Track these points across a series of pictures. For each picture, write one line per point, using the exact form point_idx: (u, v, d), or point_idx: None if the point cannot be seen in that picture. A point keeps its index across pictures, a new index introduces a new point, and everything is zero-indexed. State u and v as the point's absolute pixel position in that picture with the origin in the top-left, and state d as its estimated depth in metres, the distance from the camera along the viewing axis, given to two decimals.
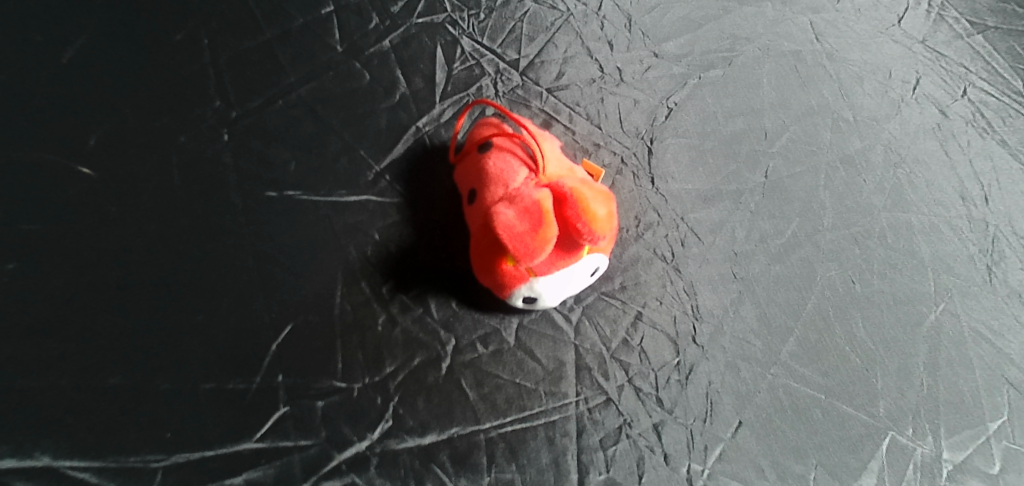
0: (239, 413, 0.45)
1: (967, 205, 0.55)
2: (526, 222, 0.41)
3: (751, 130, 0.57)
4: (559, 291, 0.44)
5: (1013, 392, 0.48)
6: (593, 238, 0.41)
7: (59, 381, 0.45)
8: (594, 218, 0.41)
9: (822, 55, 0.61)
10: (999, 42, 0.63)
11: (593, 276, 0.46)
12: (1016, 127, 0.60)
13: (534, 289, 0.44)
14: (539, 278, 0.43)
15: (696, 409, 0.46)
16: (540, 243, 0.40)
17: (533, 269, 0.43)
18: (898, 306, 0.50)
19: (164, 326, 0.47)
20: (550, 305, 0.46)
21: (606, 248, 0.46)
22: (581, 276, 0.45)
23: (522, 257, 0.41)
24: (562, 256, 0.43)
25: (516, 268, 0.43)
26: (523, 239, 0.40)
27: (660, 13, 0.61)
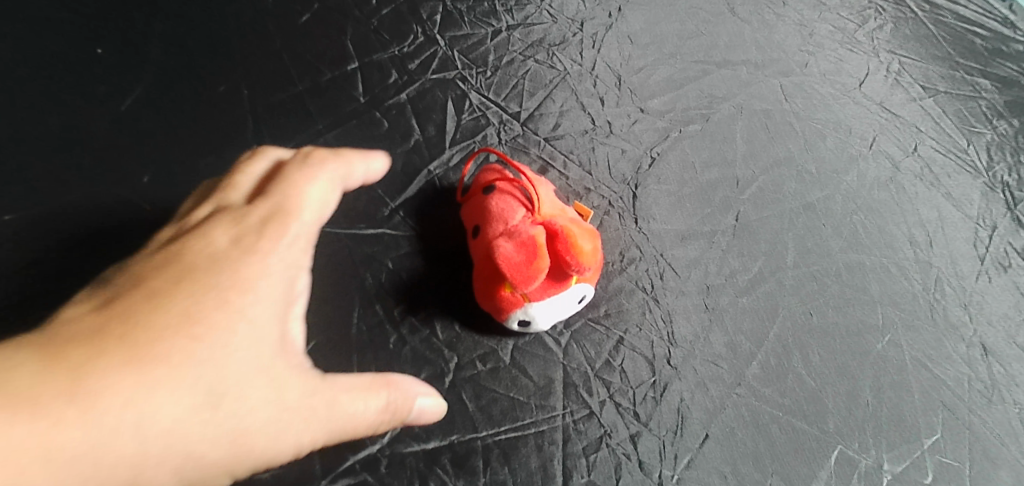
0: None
1: (914, 249, 0.62)
2: (523, 254, 0.48)
3: (724, 179, 0.65)
4: (551, 315, 0.51)
5: (948, 414, 0.54)
6: (580, 269, 0.48)
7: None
8: (581, 252, 0.48)
9: (790, 113, 0.70)
10: (948, 105, 0.73)
11: (580, 303, 0.53)
12: (961, 182, 0.67)
13: (528, 313, 0.51)
14: (533, 303, 0.50)
15: (669, 422, 0.52)
16: (534, 272, 0.48)
17: (527, 296, 0.50)
18: (849, 337, 0.56)
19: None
20: (542, 328, 0.53)
21: (592, 279, 0.53)
22: (568, 302, 0.51)
23: (518, 284, 0.48)
24: (553, 284, 0.50)
25: (513, 294, 0.50)
26: (520, 269, 0.47)
27: (646, 74, 0.71)
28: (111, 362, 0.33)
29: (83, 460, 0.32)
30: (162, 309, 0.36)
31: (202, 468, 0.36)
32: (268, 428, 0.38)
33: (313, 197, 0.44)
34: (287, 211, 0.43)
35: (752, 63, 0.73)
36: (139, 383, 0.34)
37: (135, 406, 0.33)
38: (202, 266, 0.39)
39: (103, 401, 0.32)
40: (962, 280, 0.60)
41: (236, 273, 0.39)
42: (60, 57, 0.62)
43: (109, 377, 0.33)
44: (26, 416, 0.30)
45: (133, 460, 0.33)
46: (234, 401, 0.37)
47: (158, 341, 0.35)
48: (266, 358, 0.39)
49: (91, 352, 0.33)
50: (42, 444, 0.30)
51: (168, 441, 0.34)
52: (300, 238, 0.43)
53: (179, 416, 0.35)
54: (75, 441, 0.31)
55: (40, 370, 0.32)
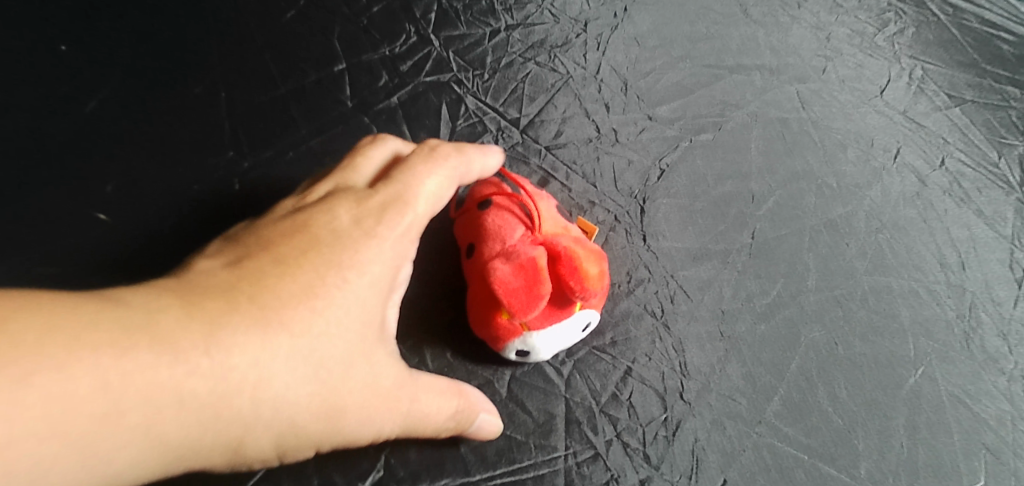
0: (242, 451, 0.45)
1: (945, 271, 0.57)
2: (521, 278, 0.43)
3: (739, 193, 0.60)
4: (552, 345, 0.46)
5: (990, 457, 0.49)
6: (584, 295, 0.43)
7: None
8: (586, 275, 0.43)
9: (808, 122, 0.66)
10: (976, 115, 0.68)
11: (584, 331, 0.48)
12: (993, 198, 0.62)
13: (527, 343, 0.46)
14: (533, 332, 0.45)
15: (682, 466, 0.47)
16: (534, 298, 0.43)
17: (527, 324, 0.45)
18: (878, 369, 0.52)
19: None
20: (543, 358, 0.48)
21: (598, 304, 0.48)
22: (572, 330, 0.46)
23: (516, 312, 0.43)
24: (554, 311, 0.45)
25: (510, 322, 0.45)
26: (518, 295, 0.43)
27: (654, 79, 0.66)
28: (245, 320, 0.36)
29: (208, 408, 0.34)
30: (290, 280, 0.38)
31: (299, 435, 0.38)
32: (360, 408, 0.40)
33: (432, 187, 0.45)
34: (405, 199, 0.44)
35: (766, 69, 0.69)
36: (266, 344, 0.36)
37: (258, 364, 0.36)
38: (326, 243, 0.41)
39: (232, 357, 0.34)
40: (998, 307, 0.56)
41: (354, 255, 0.41)
42: (19, 55, 0.57)
43: (240, 334, 0.35)
44: (170, 357, 0.33)
45: (248, 414, 0.36)
46: (338, 378, 0.39)
47: (283, 310, 0.37)
48: (369, 340, 0.41)
49: (228, 309, 0.35)
50: (181, 384, 0.33)
51: (278, 402, 0.36)
52: (411, 229, 0.44)
53: (292, 380, 0.37)
54: (203, 389, 0.33)
55: (184, 319, 0.34)
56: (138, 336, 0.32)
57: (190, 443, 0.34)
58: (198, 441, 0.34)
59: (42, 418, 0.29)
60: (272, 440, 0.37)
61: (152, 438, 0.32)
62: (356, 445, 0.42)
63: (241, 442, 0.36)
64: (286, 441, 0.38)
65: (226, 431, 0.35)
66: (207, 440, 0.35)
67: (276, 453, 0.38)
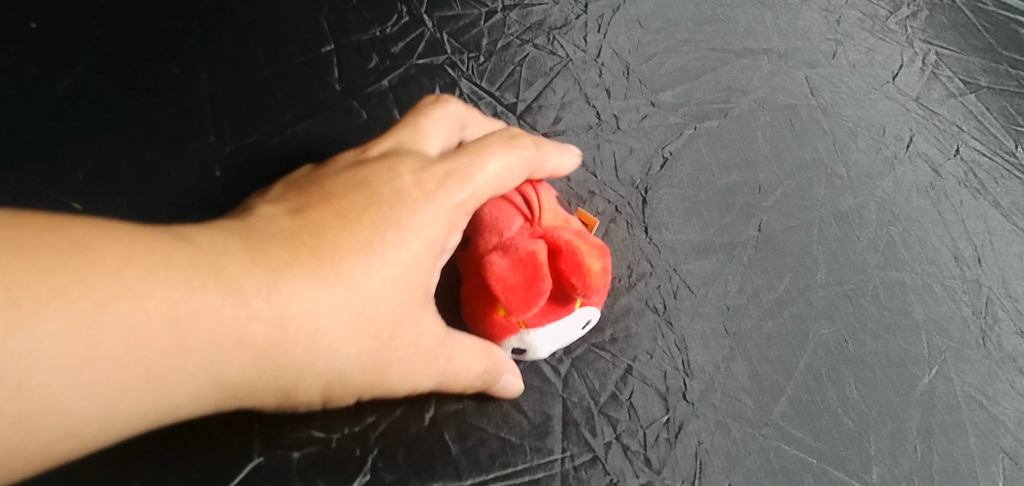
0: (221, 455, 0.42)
1: (960, 265, 0.55)
2: (520, 274, 0.40)
3: (745, 183, 0.57)
4: (550, 343, 0.44)
5: (1009, 462, 0.45)
6: (586, 293, 0.41)
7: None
8: (588, 271, 0.41)
9: (817, 109, 0.63)
10: (991, 103, 0.66)
11: (583, 330, 0.46)
12: (1009, 189, 0.60)
13: (523, 341, 0.43)
14: (530, 330, 0.43)
15: (685, 470, 0.44)
16: (533, 295, 0.40)
17: (524, 321, 0.43)
18: (890, 368, 0.49)
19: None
20: (541, 357, 0.45)
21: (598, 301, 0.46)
22: (571, 329, 0.44)
23: (513, 309, 0.41)
24: (553, 309, 0.43)
25: (507, 319, 0.43)
26: (516, 291, 0.40)
27: (658, 63, 0.63)
28: (306, 268, 0.35)
29: (265, 353, 0.33)
30: (351, 233, 0.37)
31: (347, 387, 0.37)
32: (408, 367, 0.38)
33: (495, 167, 0.43)
34: (465, 172, 0.42)
35: (775, 54, 0.66)
36: (326, 295, 0.35)
37: (317, 314, 0.34)
38: (386, 200, 0.39)
39: (290, 305, 0.34)
40: (1016, 302, 0.53)
41: (415, 215, 0.39)
42: None
43: (300, 282, 0.34)
44: (233, 299, 0.32)
45: (301, 363, 0.34)
46: (391, 336, 0.37)
47: (342, 264, 0.36)
48: (425, 302, 0.39)
49: (289, 257, 0.35)
50: (242, 326, 0.32)
51: (331, 354, 0.35)
52: (473, 200, 0.42)
53: (345, 334, 0.36)
54: (261, 334, 0.33)
55: (247, 263, 0.33)
56: (204, 276, 0.31)
57: (242, 386, 0.33)
58: (251, 384, 0.33)
59: (110, 348, 0.28)
60: (320, 391, 0.36)
61: (209, 379, 0.31)
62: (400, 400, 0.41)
63: (291, 389, 0.35)
64: (334, 392, 0.37)
65: (278, 378, 0.34)
66: (259, 384, 0.34)
67: (323, 403, 0.37)
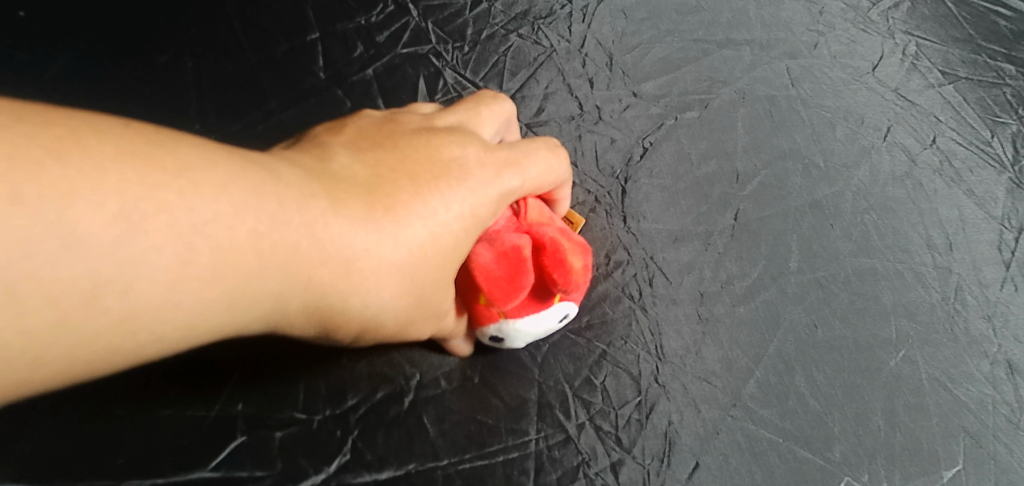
0: (204, 435, 0.44)
1: (931, 253, 0.56)
2: (504, 268, 0.41)
3: (722, 173, 0.58)
4: (527, 334, 0.45)
5: (970, 441, 0.47)
6: (567, 289, 0.42)
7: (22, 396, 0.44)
8: (573, 271, 0.42)
9: (796, 100, 0.64)
10: (970, 93, 0.67)
11: (561, 323, 0.47)
12: (984, 178, 0.61)
13: (502, 331, 0.44)
14: (510, 321, 0.44)
15: (654, 450, 0.45)
16: (515, 289, 0.41)
17: (504, 312, 0.44)
18: (859, 353, 0.50)
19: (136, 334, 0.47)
20: (517, 346, 0.47)
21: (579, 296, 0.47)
22: (551, 321, 0.45)
23: (495, 300, 0.42)
24: (534, 301, 0.44)
25: (488, 308, 0.44)
26: (499, 283, 0.41)
27: (640, 54, 0.64)
28: (379, 220, 0.36)
29: (324, 294, 0.35)
30: (424, 196, 0.38)
31: (379, 334, 0.39)
32: (433, 320, 0.41)
33: (541, 167, 0.45)
34: (520, 162, 0.43)
35: (756, 44, 0.67)
36: (394, 250, 0.36)
37: (382, 266, 0.36)
38: (455, 174, 0.40)
39: (359, 258, 0.35)
40: (985, 289, 0.54)
41: (477, 190, 0.40)
42: None
43: (374, 233, 0.35)
44: (311, 242, 0.33)
45: (352, 307, 0.36)
46: (431, 295, 0.39)
47: (411, 226, 0.37)
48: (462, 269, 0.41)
49: (367, 210, 0.35)
50: (312, 268, 0.33)
51: (381, 304, 0.37)
52: (522, 185, 0.43)
53: (397, 291, 0.37)
54: (324, 281, 0.34)
55: (328, 210, 0.34)
56: (290, 216, 0.32)
57: (289, 320, 0.35)
58: (301, 317, 0.35)
59: (203, 274, 0.29)
60: (357, 334, 0.38)
61: (269, 310, 0.33)
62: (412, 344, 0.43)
63: (332, 328, 0.37)
64: (370, 337, 0.39)
65: (327, 317, 0.36)
66: (304, 319, 0.35)
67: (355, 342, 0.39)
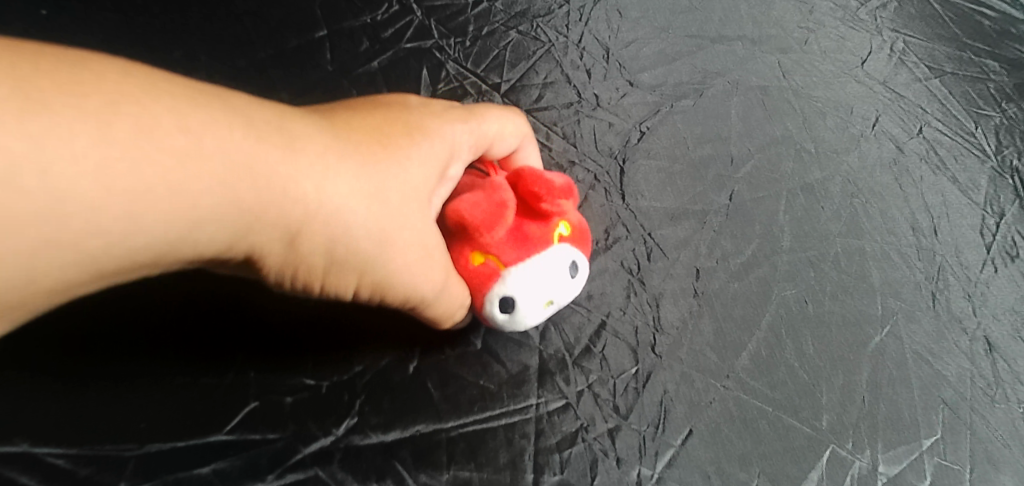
0: (212, 398, 0.45)
1: (916, 235, 0.58)
2: (481, 194, 0.42)
3: (718, 156, 0.60)
4: (537, 279, 0.42)
5: (948, 411, 0.49)
6: (550, 199, 0.43)
7: (23, 369, 0.45)
8: (547, 179, 0.44)
9: (788, 91, 0.66)
10: (954, 87, 0.70)
11: (576, 278, 0.44)
12: (967, 166, 0.63)
13: (509, 281, 0.42)
14: (512, 267, 0.42)
15: (650, 416, 0.47)
16: (498, 206, 0.41)
17: (501, 259, 0.42)
18: (846, 327, 0.52)
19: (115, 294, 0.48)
20: (538, 309, 0.43)
21: (579, 246, 0.46)
22: (559, 262, 0.43)
23: (483, 227, 0.41)
24: (529, 237, 0.43)
25: (484, 263, 0.43)
26: (481, 206, 0.41)
27: (637, 47, 0.66)
28: (315, 130, 0.37)
29: (274, 182, 0.34)
30: (362, 124, 0.40)
31: (354, 252, 0.38)
32: (414, 243, 0.40)
33: (496, 113, 0.48)
34: (468, 110, 0.47)
35: (749, 40, 0.69)
36: (341, 158, 0.37)
37: (327, 159, 0.36)
38: (395, 113, 0.43)
39: (300, 147, 0.35)
40: (966, 270, 0.56)
41: (417, 121, 0.43)
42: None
43: (309, 129, 0.36)
44: (246, 127, 0.34)
45: (310, 203, 0.35)
46: (399, 212, 0.39)
47: (352, 141, 0.38)
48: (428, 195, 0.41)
49: (306, 124, 0.37)
50: (253, 151, 0.33)
51: (341, 203, 0.36)
52: (478, 135, 0.45)
53: (357, 198, 0.37)
54: (274, 170, 0.34)
55: (261, 110, 0.35)
56: (219, 108, 0.33)
57: (251, 219, 0.34)
58: (261, 212, 0.34)
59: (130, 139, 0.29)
60: (329, 249, 0.37)
61: (220, 195, 0.32)
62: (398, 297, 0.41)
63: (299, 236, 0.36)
64: (347, 255, 0.38)
65: (289, 218, 0.35)
66: (267, 219, 0.35)
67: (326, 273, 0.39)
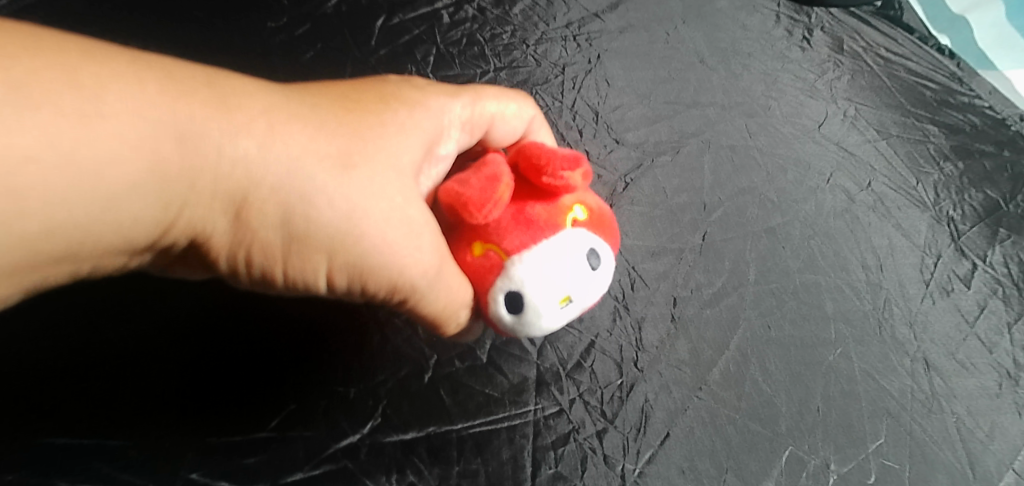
0: (232, 402, 0.52)
1: (866, 271, 0.67)
2: (479, 174, 0.44)
3: (693, 203, 0.70)
4: (542, 266, 0.43)
5: (891, 420, 0.56)
6: (550, 176, 0.44)
7: (89, 384, 0.51)
8: (548, 155, 0.45)
9: (754, 149, 0.77)
10: (899, 147, 0.80)
11: (590, 266, 0.44)
12: (910, 215, 0.73)
13: (515, 269, 0.43)
14: (517, 254, 0.43)
15: (632, 420, 0.54)
16: (494, 184, 0.43)
17: (504, 246, 0.44)
18: (804, 348, 0.60)
19: (152, 317, 0.54)
20: (548, 301, 0.43)
21: (592, 230, 0.46)
22: (567, 248, 0.43)
23: (478, 204, 0.42)
24: (532, 223, 0.44)
25: (490, 250, 0.44)
26: (477, 184, 0.43)
27: (623, 111, 0.77)
28: (262, 98, 0.40)
29: (205, 147, 0.36)
30: (312, 98, 0.43)
31: (312, 218, 0.40)
32: (381, 215, 0.42)
33: (495, 96, 0.52)
34: (474, 92, 0.51)
35: (720, 106, 0.80)
36: (290, 126, 0.40)
37: (265, 124, 0.39)
38: (350, 92, 0.45)
39: (235, 109, 0.38)
40: (908, 302, 0.65)
41: (377, 102, 0.45)
42: None
43: (247, 95, 0.39)
44: (162, 85, 0.35)
45: (249, 168, 0.38)
46: (356, 179, 0.41)
47: (296, 110, 0.41)
48: (394, 167, 0.43)
49: (254, 93, 0.39)
50: (180, 112, 0.35)
51: (288, 169, 0.39)
52: (473, 114, 0.51)
53: (306, 163, 0.39)
54: (209, 135, 0.36)
55: (188, 71, 0.37)
56: (130, 68, 0.34)
57: (190, 187, 0.37)
58: (198, 176, 0.36)
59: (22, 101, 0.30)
60: (281, 222, 0.40)
61: (146, 160, 0.34)
62: (376, 269, 0.43)
63: (246, 208, 0.39)
64: (298, 226, 0.40)
65: (232, 180, 0.38)
66: (207, 187, 0.37)
67: (288, 242, 0.41)
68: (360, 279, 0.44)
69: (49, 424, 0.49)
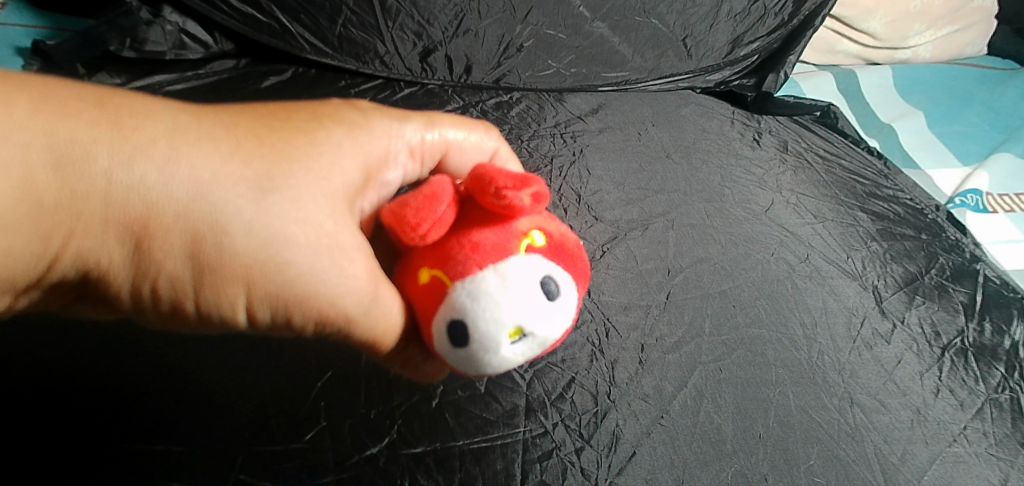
0: (258, 420, 0.61)
1: (803, 327, 0.80)
2: (426, 195, 0.48)
3: (658, 269, 0.84)
4: (493, 293, 0.45)
5: (818, 446, 0.68)
6: (497, 197, 0.48)
7: (150, 403, 0.60)
8: (498, 178, 0.49)
9: (710, 227, 0.92)
10: (833, 229, 0.96)
11: (543, 297, 0.46)
12: (841, 283, 0.87)
13: (462, 293, 0.46)
14: (461, 277, 0.46)
15: (605, 441, 0.65)
16: (435, 204, 0.47)
17: (449, 266, 0.47)
18: (750, 386, 0.72)
19: (200, 354, 0.65)
20: (496, 329, 0.45)
21: (546, 255, 0.49)
22: (518, 275, 0.46)
23: (419, 221, 0.47)
24: (479, 245, 0.47)
25: (434, 270, 0.48)
26: (421, 203, 0.47)
27: (600, 196, 0.93)
28: (166, 124, 0.42)
29: (90, 173, 0.39)
30: (226, 122, 0.45)
31: (221, 245, 0.43)
32: (302, 240, 0.45)
33: (455, 133, 0.59)
34: (429, 123, 0.57)
35: (682, 192, 0.97)
36: (196, 150, 0.42)
37: (167, 149, 0.41)
38: (267, 119, 0.48)
39: (130, 131, 0.40)
40: (838, 352, 0.78)
41: (311, 128, 0.49)
42: None
43: (149, 122, 0.42)
44: (44, 110, 0.38)
45: (148, 193, 0.40)
46: (269, 207, 0.44)
47: (205, 135, 0.43)
48: (324, 193, 0.47)
49: (156, 119, 0.42)
50: (71, 140, 0.38)
51: (189, 194, 0.41)
52: (424, 142, 0.57)
53: (212, 188, 0.42)
54: (96, 159, 0.39)
55: (76, 95, 0.40)
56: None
57: (77, 217, 0.39)
58: (87, 202, 0.39)
59: None
60: (187, 252, 0.42)
61: (23, 188, 0.36)
62: (293, 297, 0.46)
63: (145, 239, 0.41)
64: (205, 256, 0.43)
65: (129, 208, 0.40)
66: (96, 217, 0.39)
67: (194, 272, 0.43)
68: (277, 309, 0.46)
69: (122, 434, 0.58)
